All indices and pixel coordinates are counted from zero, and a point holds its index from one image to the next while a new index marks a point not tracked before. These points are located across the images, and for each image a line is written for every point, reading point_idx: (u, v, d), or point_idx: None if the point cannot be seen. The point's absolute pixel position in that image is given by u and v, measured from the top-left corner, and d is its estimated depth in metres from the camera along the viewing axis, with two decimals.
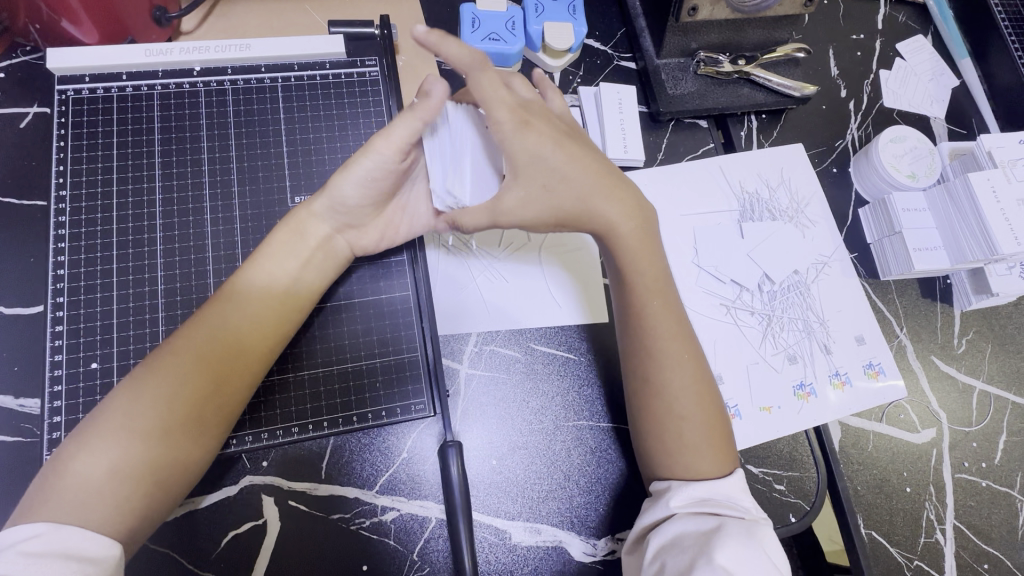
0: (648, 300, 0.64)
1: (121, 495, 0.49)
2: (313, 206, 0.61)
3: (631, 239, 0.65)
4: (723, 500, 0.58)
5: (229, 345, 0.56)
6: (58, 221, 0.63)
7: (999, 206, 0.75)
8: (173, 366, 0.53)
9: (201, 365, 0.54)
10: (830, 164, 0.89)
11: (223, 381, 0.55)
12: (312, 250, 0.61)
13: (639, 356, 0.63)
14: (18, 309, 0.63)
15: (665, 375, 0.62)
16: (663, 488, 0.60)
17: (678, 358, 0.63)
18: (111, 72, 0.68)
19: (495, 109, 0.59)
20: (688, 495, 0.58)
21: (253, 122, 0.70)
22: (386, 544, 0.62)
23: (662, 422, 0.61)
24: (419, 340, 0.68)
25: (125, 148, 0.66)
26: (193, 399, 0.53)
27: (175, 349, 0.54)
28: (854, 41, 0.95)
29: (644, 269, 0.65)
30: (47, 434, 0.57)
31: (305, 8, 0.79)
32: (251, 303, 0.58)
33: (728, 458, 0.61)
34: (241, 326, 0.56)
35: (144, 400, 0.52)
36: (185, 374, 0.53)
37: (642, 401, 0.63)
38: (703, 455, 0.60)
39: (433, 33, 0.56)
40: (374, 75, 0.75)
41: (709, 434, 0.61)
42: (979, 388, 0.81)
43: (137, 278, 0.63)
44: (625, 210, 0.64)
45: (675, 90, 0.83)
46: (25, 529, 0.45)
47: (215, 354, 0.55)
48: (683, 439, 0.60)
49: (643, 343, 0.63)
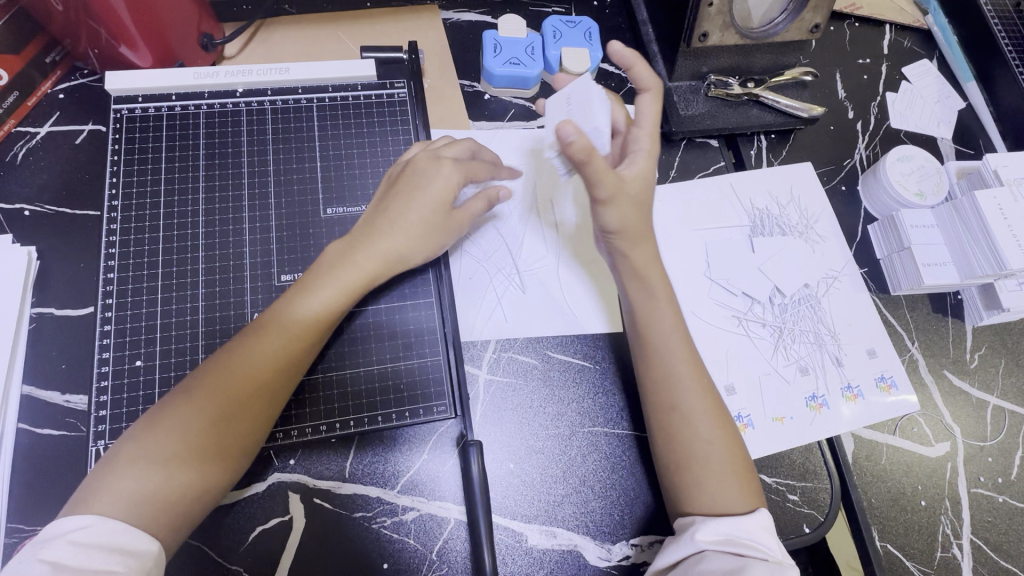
0: (667, 332, 0.68)
1: (171, 497, 0.52)
2: (377, 241, 0.64)
3: (657, 277, 0.70)
4: (746, 538, 0.58)
5: (281, 362, 0.58)
6: (110, 229, 0.68)
7: (1007, 223, 0.77)
8: (226, 379, 0.56)
9: (252, 382, 0.56)
10: (839, 182, 0.92)
11: (272, 396, 0.58)
12: (359, 271, 0.63)
13: (664, 385, 0.66)
14: (67, 311, 0.67)
15: (688, 402, 0.65)
16: (688, 522, 0.61)
17: (699, 386, 0.66)
18: (161, 93, 0.74)
19: (645, 124, 0.69)
20: (712, 530, 0.58)
21: (290, 139, 0.75)
22: (407, 544, 0.64)
23: (690, 447, 0.63)
24: (441, 346, 0.71)
25: (172, 162, 0.71)
26: (243, 412, 0.56)
27: (228, 361, 0.57)
28: (861, 65, 0.99)
29: (665, 301, 0.70)
30: (92, 427, 0.61)
31: (339, 36, 0.84)
32: (297, 320, 0.60)
33: (753, 491, 0.63)
34: (292, 343, 0.59)
35: (198, 411, 0.54)
36: (238, 389, 0.56)
37: (670, 428, 0.65)
38: (729, 483, 0.62)
39: (630, 52, 0.70)
40: (401, 96, 0.79)
41: (732, 462, 0.63)
42: (993, 403, 0.81)
43: (180, 283, 0.67)
44: (650, 255, 0.70)
45: (687, 111, 0.87)
46: (72, 521, 0.48)
47: (267, 369, 0.57)
48: (711, 466, 0.62)
49: (666, 370, 0.66)
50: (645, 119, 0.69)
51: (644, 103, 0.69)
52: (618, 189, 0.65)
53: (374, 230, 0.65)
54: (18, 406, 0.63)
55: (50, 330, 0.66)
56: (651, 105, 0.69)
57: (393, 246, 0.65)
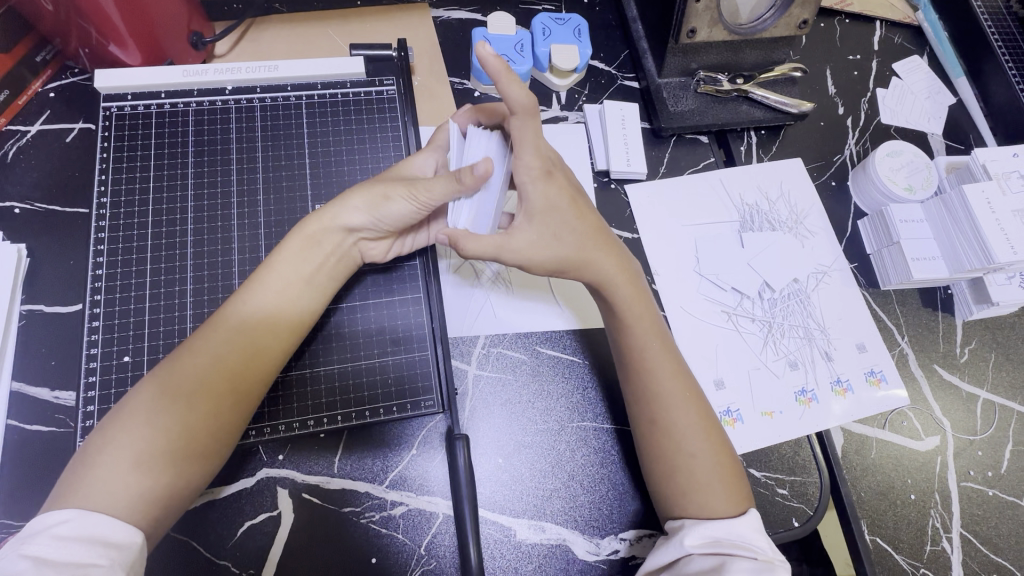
0: (650, 337, 0.68)
1: (146, 486, 0.51)
2: (339, 219, 0.63)
3: (627, 293, 0.69)
4: (736, 540, 0.58)
5: (245, 343, 0.58)
6: (98, 226, 0.68)
7: (995, 217, 0.77)
8: (190, 365, 0.56)
9: (218, 364, 0.57)
10: (829, 177, 0.92)
11: (241, 380, 0.57)
12: (324, 256, 0.64)
13: (643, 398, 0.66)
14: (57, 308, 0.68)
15: (672, 413, 0.65)
16: (677, 526, 0.61)
17: (679, 394, 0.66)
18: (151, 91, 0.74)
19: (525, 153, 0.62)
20: (701, 534, 0.58)
21: (278, 136, 0.75)
22: (395, 538, 0.64)
23: (676, 457, 0.63)
24: (429, 342, 0.71)
25: (161, 160, 0.72)
26: (212, 393, 0.56)
27: (187, 349, 0.57)
28: (850, 62, 0.99)
29: (643, 320, 0.69)
30: (81, 422, 0.61)
31: (329, 34, 0.85)
32: (266, 304, 0.60)
33: (741, 495, 0.63)
34: (254, 326, 0.59)
35: (165, 398, 0.54)
36: (202, 373, 0.56)
37: (653, 438, 0.64)
38: (715, 491, 0.62)
39: (498, 63, 0.55)
40: (390, 93, 0.80)
41: (718, 469, 0.63)
42: (983, 397, 0.81)
43: (168, 278, 0.67)
44: (616, 263, 0.69)
45: (676, 107, 0.87)
46: (58, 514, 0.48)
47: (229, 352, 0.57)
48: (696, 477, 0.62)
49: (648, 385, 0.66)
50: (523, 146, 0.62)
51: (522, 133, 0.61)
52: (503, 245, 0.64)
53: (341, 211, 0.63)
54: (7, 402, 0.63)
55: (39, 327, 0.67)
56: (529, 133, 0.61)
57: (352, 223, 0.64)
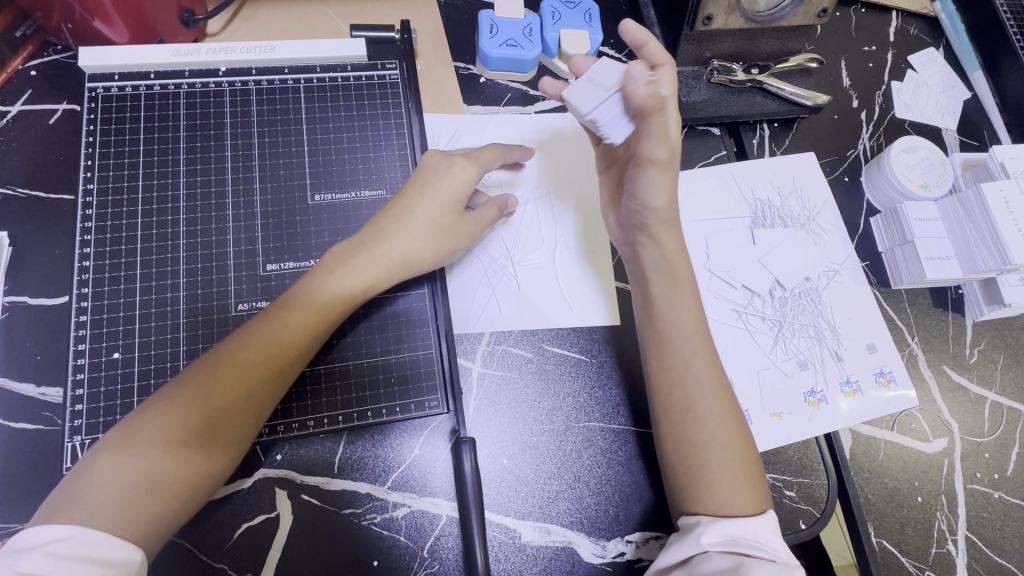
0: (683, 328, 0.67)
1: (144, 497, 0.49)
2: (400, 251, 0.63)
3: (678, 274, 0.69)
4: (750, 539, 0.57)
5: (260, 343, 0.55)
6: (84, 215, 0.65)
7: (1012, 217, 0.75)
8: (203, 367, 0.54)
9: (225, 372, 0.54)
10: (842, 173, 0.90)
11: (247, 391, 0.54)
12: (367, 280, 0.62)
13: (679, 385, 0.64)
14: (41, 300, 0.65)
15: (704, 405, 0.63)
16: (692, 522, 0.59)
17: (710, 386, 0.64)
18: (138, 72, 0.70)
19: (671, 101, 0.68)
20: (718, 531, 0.57)
21: (276, 121, 0.71)
22: (397, 540, 0.63)
23: (704, 450, 0.62)
24: (433, 339, 0.69)
25: (150, 146, 0.68)
26: (218, 400, 0.53)
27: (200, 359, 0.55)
28: (865, 53, 0.96)
29: (678, 303, 0.68)
30: (68, 422, 0.58)
31: (326, 13, 0.81)
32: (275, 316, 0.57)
33: (761, 494, 0.61)
34: (265, 333, 0.56)
35: (168, 407, 0.52)
36: (208, 382, 0.53)
37: (683, 429, 0.63)
38: (740, 487, 0.60)
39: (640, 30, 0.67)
40: (393, 78, 0.76)
41: (742, 465, 0.62)
42: (991, 399, 0.80)
43: (160, 271, 0.64)
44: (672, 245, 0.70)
45: (689, 98, 0.84)
46: (52, 530, 0.45)
47: (236, 359, 0.54)
48: (721, 470, 0.61)
49: (683, 373, 0.65)
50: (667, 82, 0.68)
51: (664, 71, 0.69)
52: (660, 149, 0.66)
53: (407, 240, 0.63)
54: None
55: (23, 319, 0.63)
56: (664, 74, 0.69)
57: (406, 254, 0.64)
